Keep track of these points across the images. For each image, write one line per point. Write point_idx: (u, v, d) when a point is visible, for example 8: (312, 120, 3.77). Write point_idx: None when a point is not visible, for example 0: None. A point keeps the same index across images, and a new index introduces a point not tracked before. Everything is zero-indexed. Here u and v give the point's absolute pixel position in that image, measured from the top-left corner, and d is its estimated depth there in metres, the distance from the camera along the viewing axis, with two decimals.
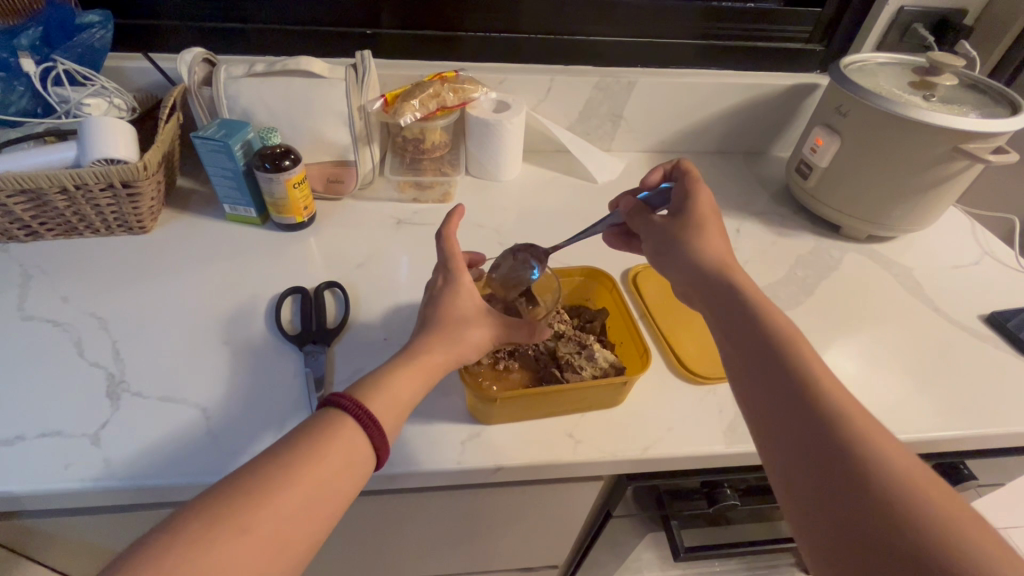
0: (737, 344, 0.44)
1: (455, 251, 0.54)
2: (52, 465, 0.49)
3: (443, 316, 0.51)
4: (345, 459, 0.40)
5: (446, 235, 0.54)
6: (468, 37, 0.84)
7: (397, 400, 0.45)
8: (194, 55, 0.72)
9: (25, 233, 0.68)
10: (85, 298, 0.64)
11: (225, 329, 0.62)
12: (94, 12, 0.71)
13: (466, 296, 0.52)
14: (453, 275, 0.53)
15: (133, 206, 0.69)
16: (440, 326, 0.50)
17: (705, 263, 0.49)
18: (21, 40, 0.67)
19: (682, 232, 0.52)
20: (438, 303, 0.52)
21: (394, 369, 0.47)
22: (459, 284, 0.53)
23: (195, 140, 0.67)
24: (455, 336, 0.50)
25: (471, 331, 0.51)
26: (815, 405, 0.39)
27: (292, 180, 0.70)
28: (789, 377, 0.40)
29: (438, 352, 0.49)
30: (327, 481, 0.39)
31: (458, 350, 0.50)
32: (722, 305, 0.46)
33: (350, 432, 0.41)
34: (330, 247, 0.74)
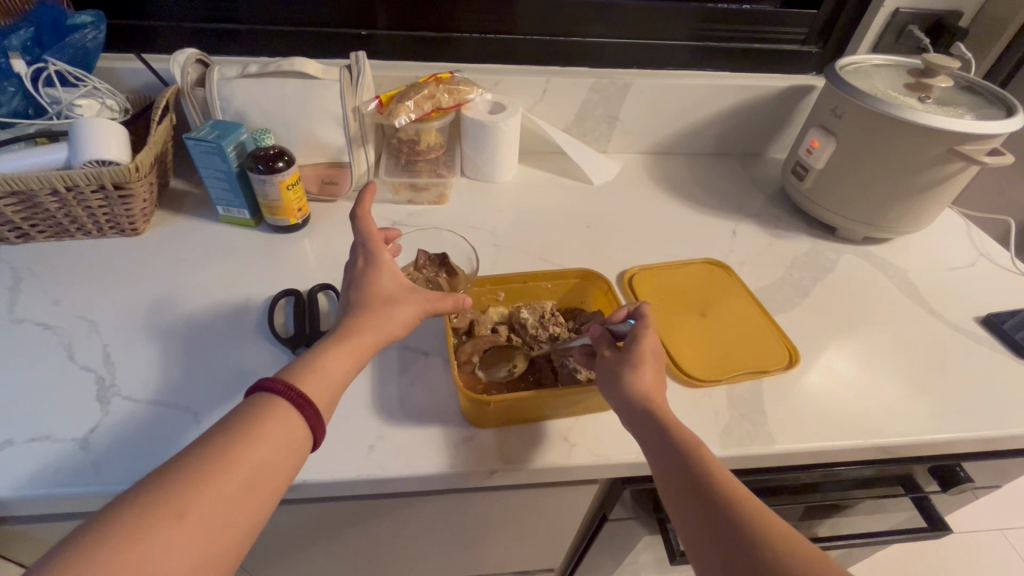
0: (676, 486, 0.43)
1: (370, 230, 0.55)
2: (41, 470, 0.49)
3: (370, 294, 0.51)
4: (279, 441, 0.40)
5: (361, 215, 0.56)
6: (464, 38, 0.83)
7: (329, 376, 0.45)
8: (188, 56, 0.71)
9: (16, 235, 0.67)
10: (76, 301, 0.63)
11: (191, 320, 0.62)
12: (86, 13, 0.70)
13: (387, 275, 0.53)
14: (372, 256, 0.54)
15: (125, 208, 0.68)
16: (367, 305, 0.50)
17: (640, 402, 0.47)
18: (11, 41, 0.66)
19: (624, 366, 0.50)
20: (361, 285, 0.52)
21: (324, 349, 0.46)
22: (378, 263, 0.54)
23: (187, 141, 0.67)
24: (381, 313, 0.50)
25: (396, 309, 0.51)
26: (756, 543, 0.38)
27: (286, 181, 0.69)
28: (723, 519, 0.40)
29: (365, 329, 0.49)
30: (262, 463, 0.39)
31: (384, 328, 0.49)
32: (656, 449, 0.45)
33: (283, 415, 0.41)
34: (324, 249, 0.73)
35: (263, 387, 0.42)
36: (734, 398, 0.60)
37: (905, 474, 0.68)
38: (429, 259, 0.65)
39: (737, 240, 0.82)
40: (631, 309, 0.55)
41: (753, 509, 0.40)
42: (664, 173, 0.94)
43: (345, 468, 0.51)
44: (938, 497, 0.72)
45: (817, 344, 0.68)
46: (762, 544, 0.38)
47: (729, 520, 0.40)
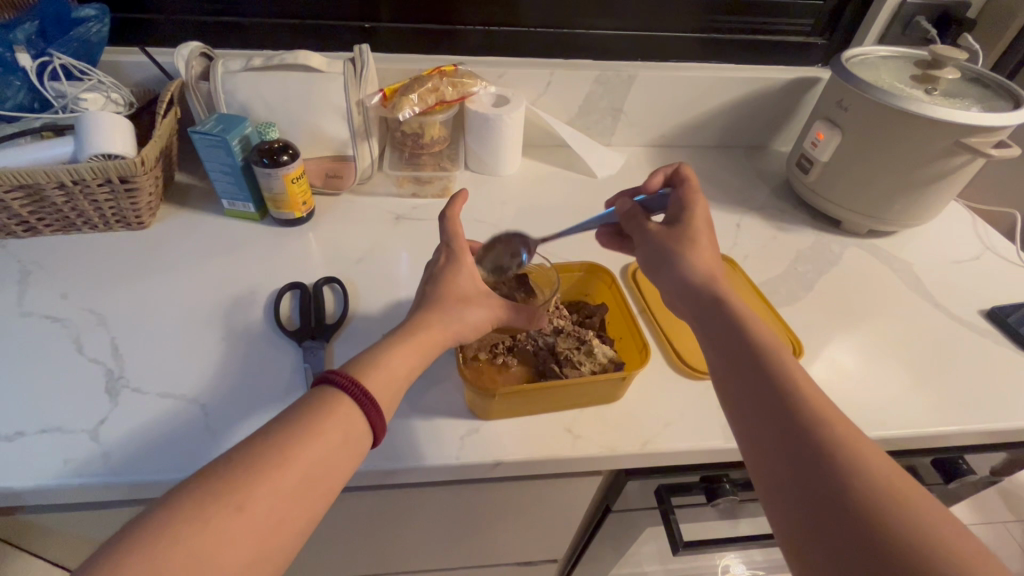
0: (726, 361, 0.44)
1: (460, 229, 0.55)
2: (52, 461, 0.49)
3: (446, 293, 0.52)
4: (338, 437, 0.40)
5: (450, 215, 0.55)
6: (467, 31, 0.83)
7: (394, 376, 0.46)
8: (192, 49, 0.71)
9: (23, 229, 0.68)
10: (84, 294, 0.64)
11: (196, 313, 0.63)
12: (90, 6, 0.70)
13: (465, 276, 0.54)
14: (456, 255, 0.54)
15: (131, 202, 0.69)
16: (440, 306, 0.51)
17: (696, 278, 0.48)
18: (17, 35, 0.67)
19: (674, 243, 0.51)
20: (442, 281, 0.53)
21: (397, 346, 0.47)
22: (462, 264, 0.54)
23: (192, 135, 0.67)
24: (456, 314, 0.51)
25: (471, 312, 0.52)
26: (800, 414, 0.39)
27: (290, 175, 0.69)
28: (777, 391, 0.40)
29: (437, 329, 0.50)
30: (322, 459, 0.39)
31: (456, 329, 0.51)
32: (712, 329, 0.46)
33: (346, 411, 0.42)
34: (329, 243, 0.74)
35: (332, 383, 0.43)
36: None
37: (908, 467, 0.68)
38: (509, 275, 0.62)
39: (741, 234, 0.82)
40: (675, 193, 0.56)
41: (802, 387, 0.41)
42: (668, 166, 0.94)
43: None
44: (939, 490, 0.72)
45: (822, 338, 0.68)
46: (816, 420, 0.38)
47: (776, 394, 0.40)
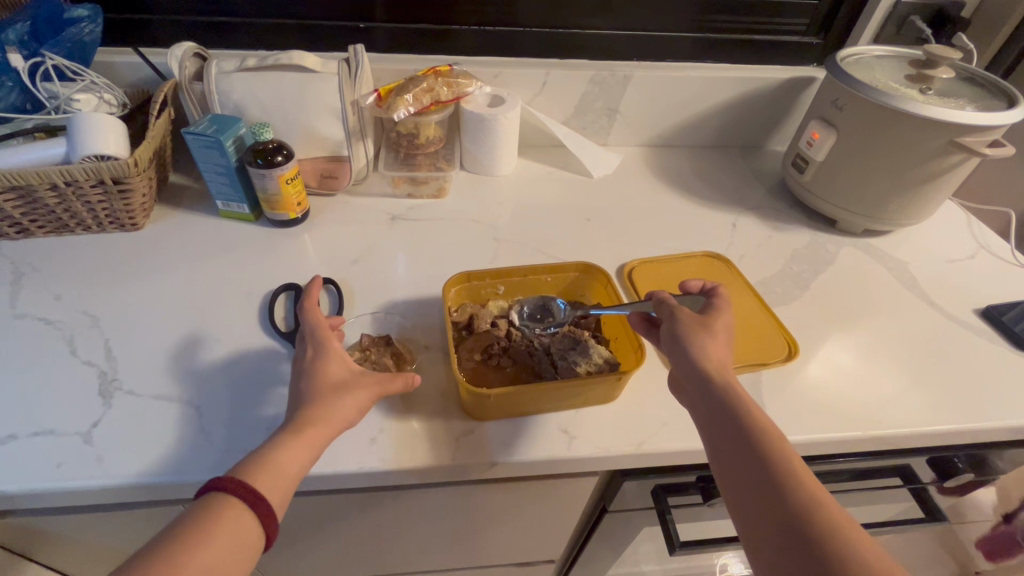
0: (740, 462, 0.43)
1: (320, 318, 0.55)
2: (45, 463, 0.49)
3: (318, 383, 0.49)
4: (228, 545, 0.39)
5: (308, 305, 0.56)
6: (462, 30, 0.83)
7: (281, 473, 0.43)
8: (185, 50, 0.71)
9: (16, 231, 0.67)
10: (77, 297, 0.63)
11: (190, 315, 0.63)
12: (83, 6, 0.70)
13: (337, 363, 0.51)
14: (320, 343, 0.52)
15: (124, 203, 0.68)
16: (316, 397, 0.48)
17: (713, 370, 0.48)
18: (8, 35, 0.66)
19: (696, 331, 0.50)
20: (311, 372, 0.50)
21: (279, 441, 0.45)
22: (329, 352, 0.52)
23: (186, 136, 0.67)
24: (332, 403, 0.47)
25: (350, 396, 0.48)
26: (816, 533, 0.38)
27: (285, 175, 0.69)
28: (788, 502, 0.40)
29: (317, 422, 0.46)
30: (208, 570, 0.38)
31: (334, 420, 0.47)
32: (721, 427, 0.45)
33: (233, 513, 0.40)
34: (323, 244, 0.73)
35: (219, 486, 0.41)
36: None
37: (904, 466, 0.69)
38: (374, 343, 0.59)
39: (737, 234, 0.82)
40: (705, 288, 0.58)
41: (816, 494, 0.40)
42: (663, 166, 0.94)
43: (346, 461, 0.51)
44: (935, 489, 0.72)
45: (817, 338, 0.68)
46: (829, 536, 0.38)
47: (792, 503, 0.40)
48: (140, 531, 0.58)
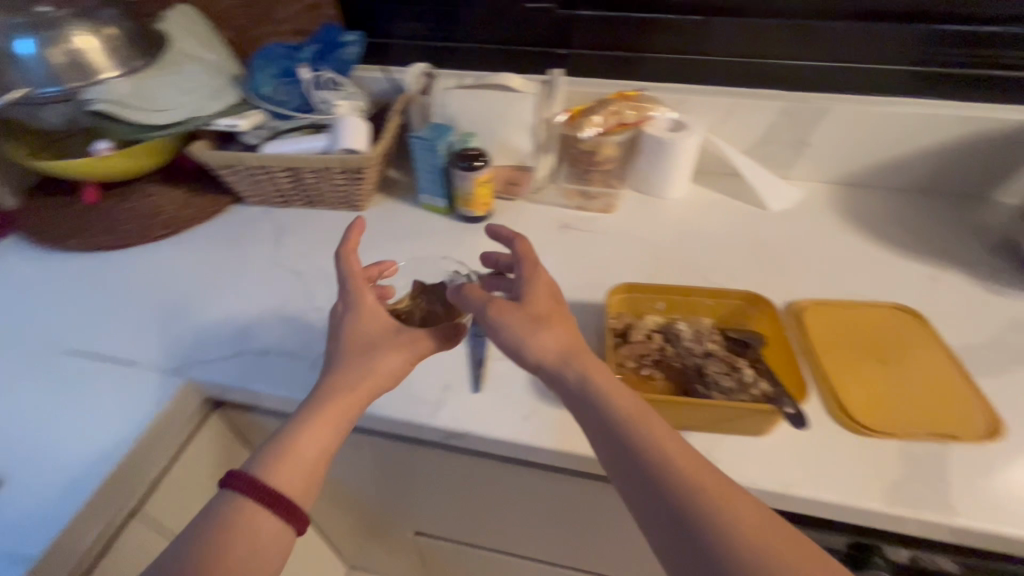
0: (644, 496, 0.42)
1: (354, 263, 0.58)
2: (284, 376, 0.64)
3: (349, 340, 0.54)
4: (255, 539, 0.44)
5: (344, 252, 0.58)
6: (654, 58, 0.87)
7: (302, 457, 0.47)
8: (417, 70, 0.87)
9: (282, 201, 0.88)
10: (314, 257, 0.80)
11: None
12: (352, 34, 0.89)
13: (367, 316, 0.56)
14: (352, 299, 0.56)
15: (358, 188, 0.85)
16: (348, 350, 0.54)
17: (603, 408, 0.46)
18: (303, 57, 0.87)
19: (524, 325, 0.50)
20: (343, 330, 0.55)
21: (305, 409, 0.50)
22: (359, 305, 0.56)
23: (412, 138, 0.82)
24: (366, 363, 0.53)
25: (383, 359, 0.53)
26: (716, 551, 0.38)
27: (480, 178, 0.80)
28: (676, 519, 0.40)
29: (354, 387, 0.52)
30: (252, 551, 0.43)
31: (370, 377, 0.53)
32: (613, 457, 0.44)
33: (255, 515, 0.44)
34: (500, 241, 0.83)
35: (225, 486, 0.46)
36: (909, 456, 0.55)
37: None
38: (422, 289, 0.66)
39: (937, 290, 0.73)
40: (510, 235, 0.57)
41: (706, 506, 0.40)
42: (853, 206, 0.87)
43: (501, 431, 0.58)
44: None
45: None
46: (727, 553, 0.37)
47: (701, 535, 0.39)
48: None
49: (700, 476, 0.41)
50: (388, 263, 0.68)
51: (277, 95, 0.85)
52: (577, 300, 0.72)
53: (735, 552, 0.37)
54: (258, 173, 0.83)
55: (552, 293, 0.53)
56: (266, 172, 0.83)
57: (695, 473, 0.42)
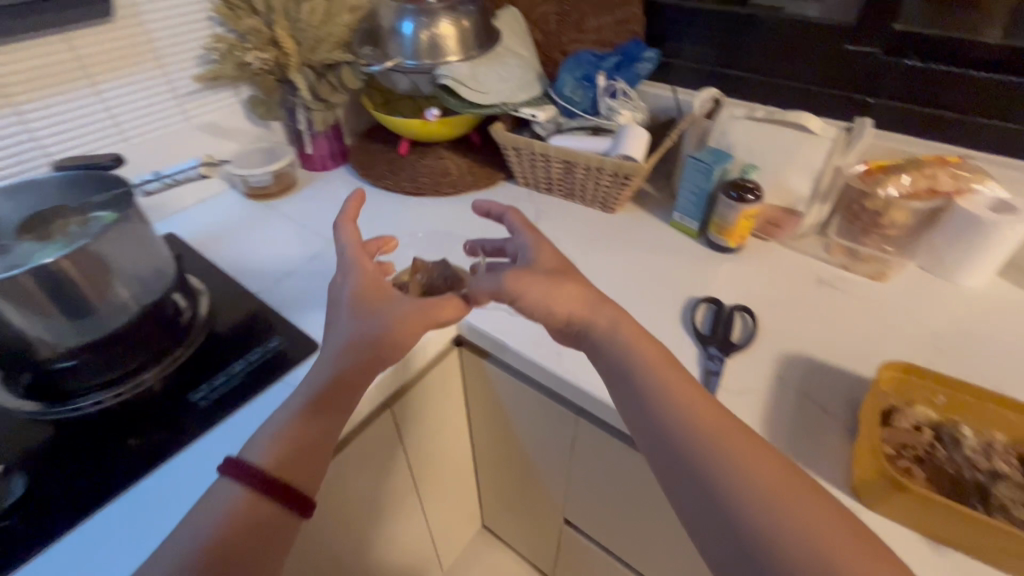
0: (663, 454, 0.48)
1: (353, 239, 0.65)
2: (528, 338, 0.72)
3: (357, 301, 0.60)
4: (261, 523, 0.47)
5: (344, 221, 0.66)
6: (989, 125, 0.78)
7: (310, 433, 0.52)
8: (707, 94, 0.89)
9: (546, 186, 0.99)
10: (566, 243, 0.88)
11: (630, 288, 0.79)
12: (650, 52, 0.96)
13: (370, 279, 0.62)
14: (354, 266, 0.63)
15: (619, 191, 0.91)
16: (359, 313, 0.59)
17: (634, 380, 0.52)
18: (604, 65, 0.96)
19: (549, 286, 0.56)
20: (349, 293, 0.60)
21: (311, 378, 0.55)
22: (361, 271, 0.62)
23: (687, 159, 0.83)
24: (377, 332, 0.57)
25: (395, 328, 0.57)
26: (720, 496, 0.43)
27: (747, 212, 0.79)
28: (687, 467, 0.46)
29: (360, 358, 0.56)
30: (265, 530, 0.47)
31: (381, 344, 0.57)
32: (644, 429, 0.50)
33: (253, 502, 0.48)
34: (747, 278, 0.81)
35: (228, 473, 0.49)
36: None
37: None
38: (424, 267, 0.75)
39: None
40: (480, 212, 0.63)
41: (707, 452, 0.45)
42: None
43: None
44: None
45: None
46: (744, 497, 0.42)
47: (711, 483, 0.44)
48: (537, 411, 0.80)
49: (728, 442, 0.45)
50: (387, 241, 0.75)
51: (572, 95, 0.95)
52: (827, 361, 0.68)
53: (760, 519, 0.41)
54: (538, 158, 0.94)
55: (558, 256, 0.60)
56: (545, 160, 0.93)
57: (699, 426, 0.47)
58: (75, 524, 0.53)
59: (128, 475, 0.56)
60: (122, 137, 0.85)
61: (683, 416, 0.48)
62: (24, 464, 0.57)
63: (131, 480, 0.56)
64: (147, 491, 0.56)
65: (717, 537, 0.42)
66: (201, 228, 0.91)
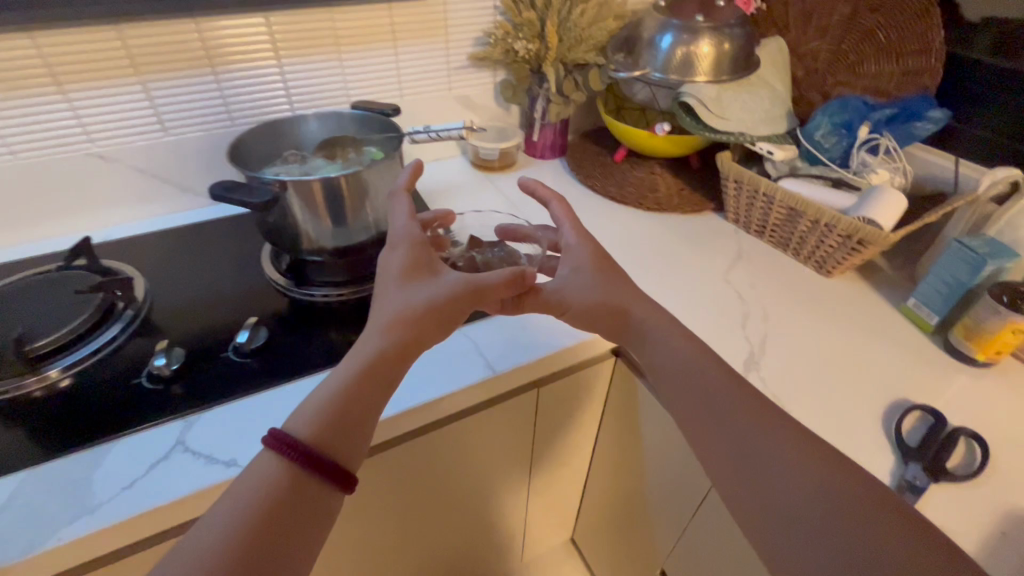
0: (688, 400, 0.56)
1: (407, 210, 0.63)
2: None
3: (406, 271, 0.57)
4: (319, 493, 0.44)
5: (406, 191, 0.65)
6: None
7: (362, 398, 0.48)
8: (1006, 175, 0.71)
9: (757, 228, 0.92)
10: (763, 293, 0.81)
11: (826, 364, 0.70)
12: (940, 111, 0.82)
13: (421, 252, 0.59)
14: (406, 236, 0.60)
15: (845, 256, 0.80)
16: (411, 280, 0.56)
17: (669, 354, 0.58)
18: (875, 115, 0.85)
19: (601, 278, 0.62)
20: (399, 263, 0.58)
21: (362, 341, 0.52)
22: (412, 242, 0.59)
23: (952, 243, 0.71)
24: (431, 301, 0.55)
25: (449, 299, 0.56)
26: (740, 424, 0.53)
27: (1018, 324, 0.64)
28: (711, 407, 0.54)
29: (412, 324, 0.53)
30: (324, 499, 0.44)
31: (432, 311, 0.55)
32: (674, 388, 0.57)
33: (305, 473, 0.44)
34: (989, 402, 0.66)
35: (274, 442, 0.44)
36: None
37: None
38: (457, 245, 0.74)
39: None
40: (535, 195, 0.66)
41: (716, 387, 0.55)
42: None
43: None
44: None
45: None
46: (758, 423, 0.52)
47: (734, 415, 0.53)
48: (674, 452, 0.76)
49: (787, 441, 0.51)
50: (447, 215, 0.76)
51: (823, 140, 0.87)
52: None
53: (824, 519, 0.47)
54: (758, 198, 0.87)
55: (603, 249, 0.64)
56: (766, 201, 0.86)
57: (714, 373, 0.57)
58: (283, 382, 0.65)
59: (330, 361, 0.68)
60: (399, 91, 1.00)
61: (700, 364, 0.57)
62: (267, 324, 0.73)
63: (313, 370, 0.67)
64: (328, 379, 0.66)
65: (743, 465, 0.51)
66: (431, 182, 1.04)
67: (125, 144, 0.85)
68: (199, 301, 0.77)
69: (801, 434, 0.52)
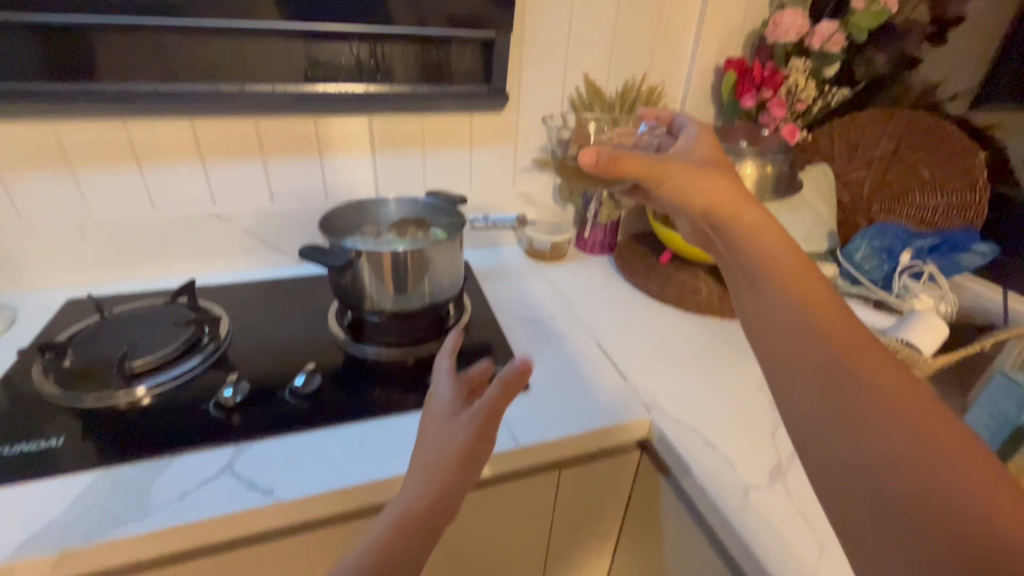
0: (763, 310, 0.52)
1: (440, 358, 0.59)
2: (718, 475, 0.68)
3: (437, 420, 0.53)
4: None
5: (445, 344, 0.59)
6: None
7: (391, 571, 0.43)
8: None
9: None
10: None
11: None
12: (988, 246, 0.83)
13: (452, 402, 0.55)
14: (441, 383, 0.57)
15: None
16: (441, 427, 0.52)
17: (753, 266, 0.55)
18: (918, 244, 0.88)
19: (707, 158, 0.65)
20: (432, 413, 0.54)
21: (393, 500, 0.48)
22: (444, 388, 0.56)
23: (997, 375, 0.69)
24: (464, 451, 0.50)
25: (483, 448, 0.51)
26: (816, 343, 0.48)
27: None
28: (796, 314, 0.50)
29: (445, 473, 0.48)
30: None
31: (464, 458, 0.49)
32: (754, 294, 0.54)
33: None
34: None
35: None
36: None
37: None
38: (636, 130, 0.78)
39: None
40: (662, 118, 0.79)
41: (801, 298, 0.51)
42: None
43: None
44: None
45: None
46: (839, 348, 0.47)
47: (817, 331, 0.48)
48: (695, 560, 0.73)
49: (875, 378, 0.45)
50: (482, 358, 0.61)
51: (864, 263, 0.90)
52: None
53: (897, 479, 0.40)
54: None
55: (715, 149, 0.67)
56: None
57: (806, 284, 0.52)
58: (326, 425, 0.72)
59: (370, 413, 0.74)
60: (469, 186, 1.15)
61: (785, 269, 0.53)
62: (322, 373, 0.81)
63: (353, 419, 0.73)
64: (364, 429, 0.72)
65: (814, 383, 0.46)
66: (486, 265, 1.14)
67: (239, 208, 1.02)
68: (269, 346, 0.87)
69: (887, 367, 0.45)
